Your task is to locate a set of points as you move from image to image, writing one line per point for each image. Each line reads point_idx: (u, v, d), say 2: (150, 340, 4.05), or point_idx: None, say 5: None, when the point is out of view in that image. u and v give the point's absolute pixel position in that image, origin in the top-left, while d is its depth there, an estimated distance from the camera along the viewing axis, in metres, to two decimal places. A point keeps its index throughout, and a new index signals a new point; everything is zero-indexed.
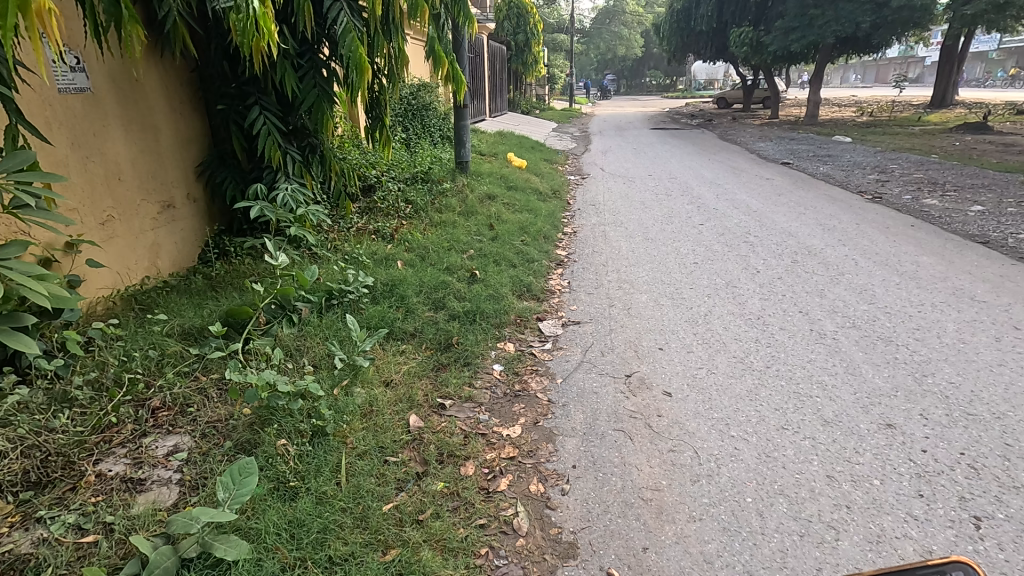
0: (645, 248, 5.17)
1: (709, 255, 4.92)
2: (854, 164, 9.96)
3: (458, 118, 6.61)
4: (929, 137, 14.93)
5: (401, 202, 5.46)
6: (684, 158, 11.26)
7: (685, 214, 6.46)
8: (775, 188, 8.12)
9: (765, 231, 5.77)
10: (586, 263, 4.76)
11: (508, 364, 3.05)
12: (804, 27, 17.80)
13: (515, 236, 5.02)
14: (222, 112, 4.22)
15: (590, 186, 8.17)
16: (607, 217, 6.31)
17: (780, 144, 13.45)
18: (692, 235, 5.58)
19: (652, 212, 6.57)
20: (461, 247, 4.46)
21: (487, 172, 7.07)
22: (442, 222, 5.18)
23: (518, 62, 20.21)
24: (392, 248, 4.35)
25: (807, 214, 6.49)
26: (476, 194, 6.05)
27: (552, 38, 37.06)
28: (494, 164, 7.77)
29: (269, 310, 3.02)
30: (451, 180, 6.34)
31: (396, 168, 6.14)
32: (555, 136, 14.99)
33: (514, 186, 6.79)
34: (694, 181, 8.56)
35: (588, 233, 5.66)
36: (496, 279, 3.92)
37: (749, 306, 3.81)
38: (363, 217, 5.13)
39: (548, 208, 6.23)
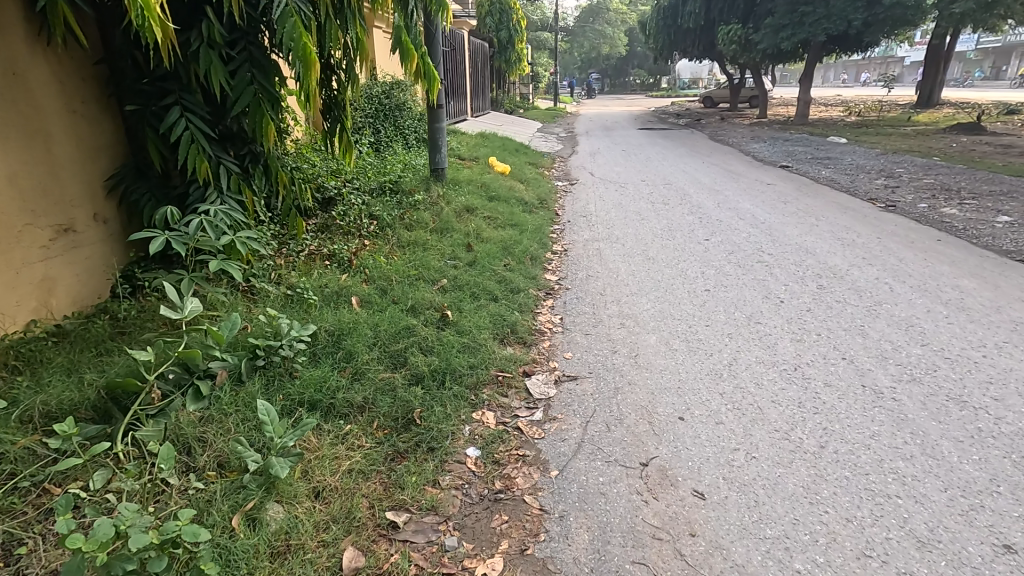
0: (648, 270, 4.48)
1: (722, 280, 4.24)
2: (857, 167, 9.37)
3: (432, 120, 5.87)
4: (925, 138, 14.49)
5: (364, 218, 4.73)
6: (678, 161, 10.61)
7: (688, 227, 5.78)
8: (780, 196, 7.50)
9: (779, 247, 5.11)
10: (580, 292, 4.05)
11: (486, 448, 2.33)
12: (794, 25, 17.31)
13: (496, 258, 4.29)
14: (136, 113, 3.44)
15: (579, 194, 7.47)
16: (600, 232, 5.61)
17: (775, 145, 12.88)
18: (698, 253, 4.90)
19: (650, 225, 5.88)
20: (431, 276, 3.73)
21: (467, 180, 6.33)
22: (412, 243, 4.45)
23: (500, 59, 19.48)
24: (347, 279, 3.62)
25: (821, 226, 5.85)
26: (453, 206, 5.32)
27: (537, 35, 36.38)
28: (474, 171, 7.03)
29: (166, 381, 2.27)
30: (425, 190, 5.61)
31: (361, 176, 5.39)
32: (540, 137, 14.28)
33: (496, 196, 6.05)
34: (692, 187, 7.91)
35: (580, 252, 4.96)
36: (472, 319, 3.19)
37: (781, 352, 3.13)
38: (318, 237, 4.38)
39: (534, 222, 5.51)
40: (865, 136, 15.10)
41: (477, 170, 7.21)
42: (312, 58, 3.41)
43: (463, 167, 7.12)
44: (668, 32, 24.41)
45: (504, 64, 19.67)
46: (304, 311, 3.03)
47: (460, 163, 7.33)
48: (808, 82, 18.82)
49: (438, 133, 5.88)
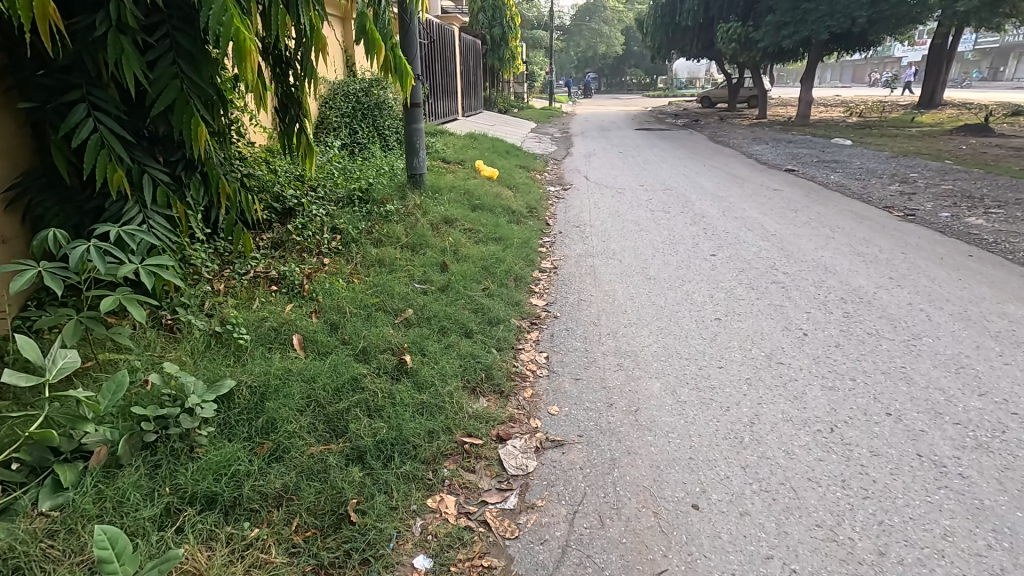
0: (649, 294, 3.92)
1: (734, 307, 3.68)
2: (867, 172, 8.82)
3: (408, 121, 5.29)
4: (932, 140, 14.00)
5: (326, 232, 4.17)
6: (677, 164, 10.08)
7: (692, 240, 5.22)
8: (788, 203, 6.94)
9: (794, 264, 4.57)
10: (570, 321, 3.49)
11: (440, 556, 1.77)
12: (796, 22, 16.76)
13: (475, 280, 3.73)
14: (36, 112, 2.85)
15: (573, 201, 6.92)
16: (594, 245, 5.05)
17: (778, 147, 12.35)
18: (705, 273, 4.35)
19: (649, 236, 5.32)
20: (395, 305, 3.16)
21: (449, 187, 5.76)
22: (379, 262, 3.89)
23: (493, 57, 18.90)
24: (293, 311, 3.04)
25: (837, 239, 5.30)
26: (430, 217, 4.76)
27: (532, 34, 35.77)
28: (457, 177, 6.47)
29: (11, 473, 1.68)
30: (399, 199, 5.05)
31: (327, 184, 4.82)
32: (533, 137, 13.73)
33: (479, 205, 5.48)
34: (693, 194, 7.36)
35: (572, 270, 4.41)
36: (438, 364, 2.63)
37: (812, 406, 2.58)
38: (270, 256, 3.81)
39: (521, 234, 4.96)
40: (870, 137, 14.57)
41: (461, 175, 6.64)
42: (249, 45, 2.83)
43: (446, 173, 6.56)
44: (665, 31, 23.84)
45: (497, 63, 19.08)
46: (228, 361, 2.46)
47: (442, 168, 6.77)
48: (810, 81, 18.30)
49: (416, 135, 5.31)
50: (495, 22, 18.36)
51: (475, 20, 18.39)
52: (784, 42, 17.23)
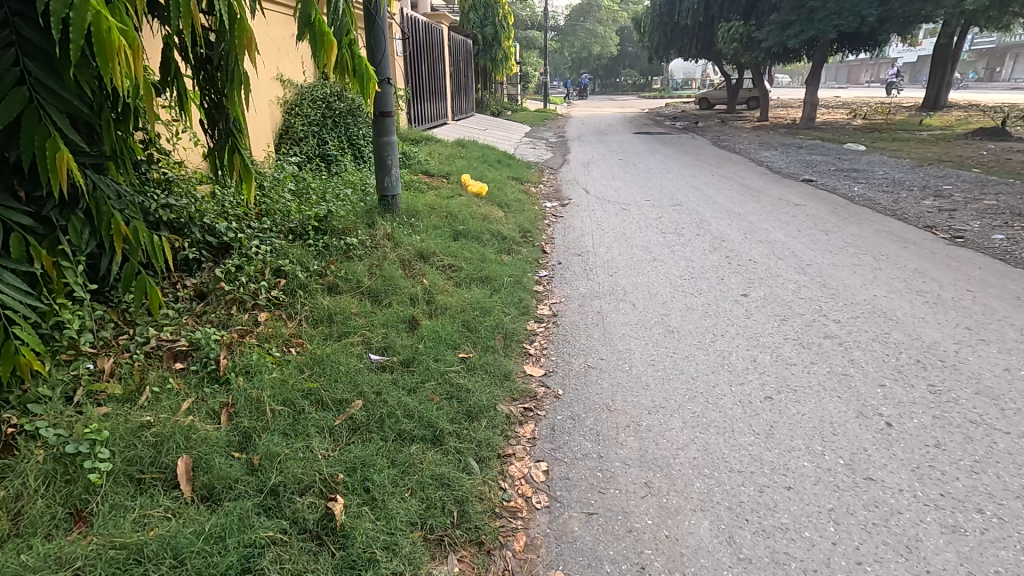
0: (675, 355, 3.09)
1: (786, 379, 2.86)
2: (894, 182, 8.03)
3: (376, 133, 4.44)
4: (948, 145, 13.25)
5: (267, 277, 3.31)
6: (684, 173, 9.28)
7: (715, 273, 4.40)
8: (816, 222, 6.13)
9: (845, 309, 3.75)
10: (575, 403, 2.65)
11: None
12: (802, 21, 16.00)
13: (452, 343, 2.90)
14: None
15: (572, 220, 6.10)
16: (600, 282, 4.23)
17: (789, 153, 11.57)
18: (739, 322, 3.53)
19: (665, 269, 4.50)
20: (338, 395, 2.32)
21: (427, 209, 4.91)
22: (329, 319, 3.04)
23: (485, 58, 18.08)
24: (193, 409, 2.19)
25: (887, 272, 4.48)
26: (401, 250, 3.93)
27: (525, 34, 34.98)
28: (439, 196, 5.63)
29: None
30: (366, 227, 4.20)
31: (275, 213, 3.96)
32: (528, 143, 12.92)
33: (462, 232, 4.64)
34: (707, 211, 6.55)
35: (575, 319, 3.59)
36: (389, 511, 1.78)
37: (939, 569, 1.75)
38: (188, 312, 2.95)
39: (512, 270, 4.12)
40: (883, 142, 13.83)
41: (443, 193, 5.78)
42: (119, 38, 1.96)
43: (427, 191, 5.72)
44: (663, 30, 23.08)
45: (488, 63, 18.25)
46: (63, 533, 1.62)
47: (423, 185, 5.93)
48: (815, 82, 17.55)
49: (388, 147, 4.46)
50: (486, 22, 17.53)
51: (466, 18, 17.55)
52: (788, 42, 16.47)
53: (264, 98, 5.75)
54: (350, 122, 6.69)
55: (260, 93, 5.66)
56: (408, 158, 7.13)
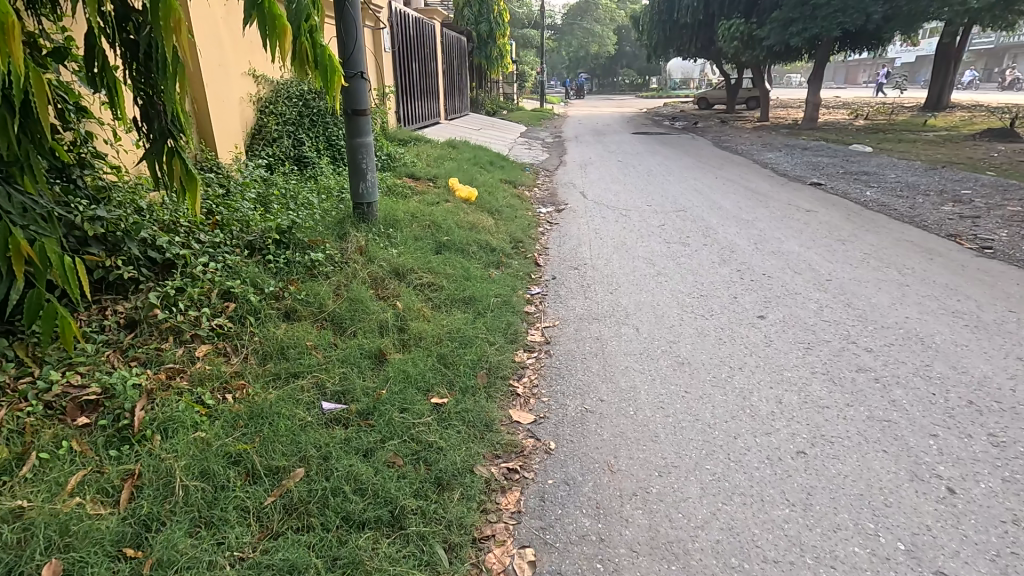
0: (687, 395, 2.64)
1: (819, 426, 2.42)
2: (908, 186, 7.61)
3: (348, 135, 3.98)
4: (956, 146, 12.86)
5: (212, 301, 2.84)
6: (686, 176, 8.86)
7: (726, 291, 3.96)
8: (830, 230, 5.70)
9: (877, 335, 3.31)
10: (570, 462, 2.21)
11: None
12: (805, 19, 15.58)
13: (425, 383, 2.45)
14: None
15: (569, 228, 5.66)
16: (599, 302, 3.78)
17: (793, 154, 11.16)
18: (758, 352, 3.09)
19: (671, 285, 4.05)
20: (274, 463, 1.87)
21: (408, 218, 4.45)
22: (281, 354, 2.59)
23: (479, 56, 17.62)
24: (89, 485, 1.74)
25: (916, 288, 4.05)
26: (374, 266, 3.47)
27: (522, 33, 34.54)
28: (423, 202, 5.17)
29: None
30: (335, 240, 3.74)
31: (232, 226, 3.51)
32: (523, 143, 12.48)
33: (446, 243, 4.18)
34: (713, 218, 6.11)
35: (570, 347, 3.14)
36: None
37: None
38: (112, 347, 2.49)
39: (500, 289, 3.67)
40: (888, 143, 13.42)
41: (428, 199, 5.33)
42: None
43: (410, 197, 5.26)
44: (662, 28, 22.63)
45: (483, 61, 17.80)
46: None
47: (407, 190, 5.47)
48: (818, 82, 17.14)
49: (363, 150, 4.00)
50: (481, 18, 17.06)
51: (460, 15, 17.08)
52: (790, 40, 16.05)
53: (233, 96, 5.29)
54: (330, 122, 6.24)
55: (229, 90, 5.22)
56: (394, 161, 6.67)
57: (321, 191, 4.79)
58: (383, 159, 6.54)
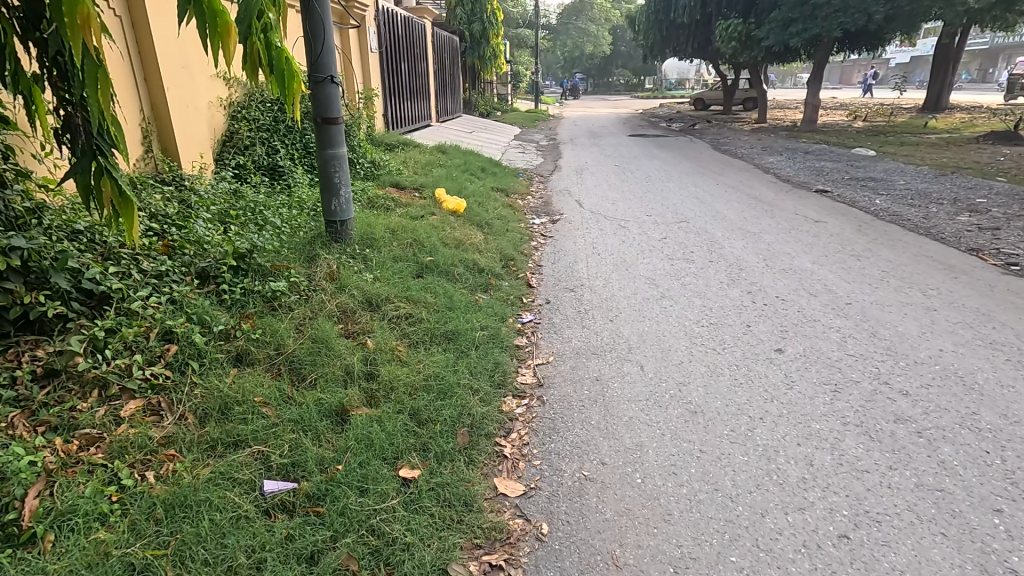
0: (702, 457, 2.26)
1: (860, 499, 2.04)
2: (920, 194, 7.27)
3: (319, 147, 3.58)
4: (961, 149, 12.56)
5: (150, 344, 2.43)
6: (686, 182, 8.50)
7: (738, 318, 3.59)
8: (843, 243, 5.34)
9: (911, 373, 2.94)
10: (566, 552, 1.82)
11: None
12: (805, 19, 15.25)
13: (394, 451, 2.06)
14: None
15: (564, 242, 5.28)
16: (598, 332, 3.40)
17: (796, 159, 10.82)
18: (780, 397, 2.71)
19: (676, 312, 3.68)
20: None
21: (388, 237, 4.05)
22: (225, 412, 2.19)
23: (472, 56, 17.20)
24: None
25: (945, 314, 3.69)
26: (344, 296, 3.09)
27: (517, 33, 34.17)
28: (406, 217, 4.78)
29: None
30: (302, 265, 3.35)
31: (185, 250, 3.09)
32: (518, 147, 12.10)
33: (428, 266, 3.78)
34: (718, 230, 5.74)
35: (566, 391, 2.76)
36: None
37: None
38: (20, 406, 2.06)
39: (488, 319, 3.28)
40: (891, 146, 13.11)
41: (412, 212, 4.93)
42: None
43: (392, 211, 4.87)
44: (658, 28, 22.25)
45: (476, 61, 17.38)
46: None
47: (390, 204, 5.08)
48: (817, 84, 16.82)
49: (334, 162, 3.60)
50: (474, 18, 16.64)
51: (452, 14, 16.65)
52: (790, 41, 15.72)
53: (200, 100, 4.87)
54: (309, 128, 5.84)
55: (196, 94, 4.81)
56: (377, 170, 6.27)
57: (293, 208, 4.38)
58: (366, 168, 6.13)
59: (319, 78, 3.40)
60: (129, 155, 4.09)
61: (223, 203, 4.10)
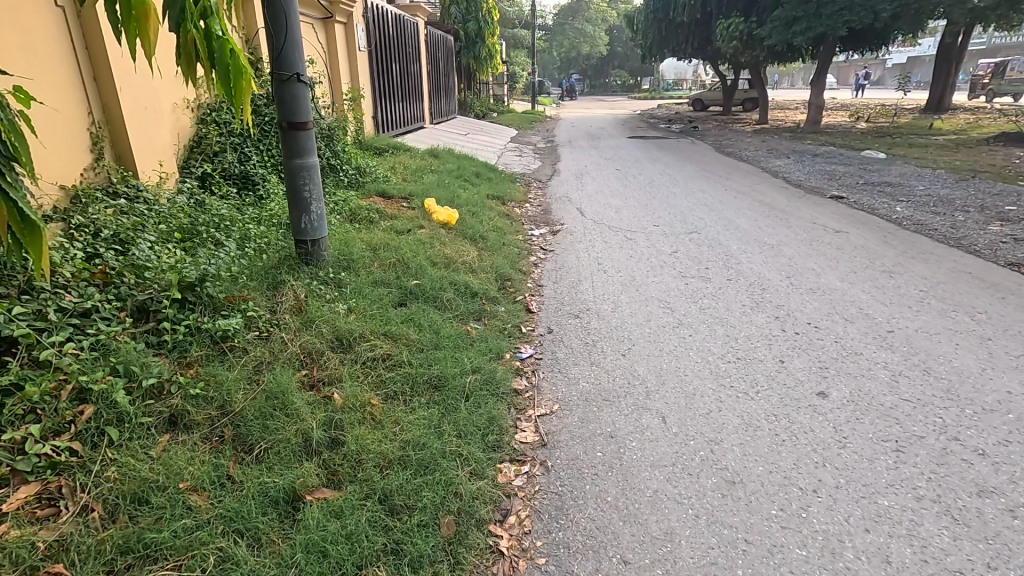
0: (749, 552, 1.80)
1: None
2: (942, 201, 6.84)
3: (284, 157, 3.09)
4: (973, 151, 12.15)
5: (58, 406, 1.90)
6: (692, 188, 8.06)
7: (769, 352, 3.13)
8: (870, 257, 4.89)
9: (984, 425, 2.47)
10: None
11: None
12: (809, 18, 14.84)
13: (354, 560, 1.59)
14: None
15: (565, 257, 4.82)
16: (609, 370, 2.93)
17: (804, 162, 10.40)
18: (834, 460, 2.24)
19: (696, 344, 3.21)
20: None
21: (368, 256, 3.58)
22: (142, 503, 1.71)
23: (467, 56, 16.76)
24: None
25: (1004, 344, 3.23)
26: (309, 334, 2.61)
27: (513, 33, 33.75)
28: (390, 231, 4.31)
29: None
30: (263, 295, 2.86)
31: (122, 279, 2.60)
32: (514, 150, 11.66)
33: (413, 291, 3.31)
34: (733, 242, 5.28)
35: (574, 453, 2.28)
36: None
37: None
38: None
39: (481, 358, 2.81)
40: (899, 148, 12.70)
41: (398, 225, 4.46)
42: None
43: (376, 225, 4.40)
44: (657, 27, 21.83)
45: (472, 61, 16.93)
46: None
47: (373, 216, 4.60)
48: (821, 84, 16.41)
49: (304, 172, 3.12)
50: (468, 17, 16.20)
51: (446, 13, 16.21)
52: (793, 40, 15.32)
53: (161, 103, 4.36)
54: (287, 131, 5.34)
55: (157, 95, 4.30)
56: (362, 177, 5.79)
57: (262, 224, 3.91)
58: (349, 175, 5.65)
59: (284, 75, 2.91)
60: (74, 164, 3.58)
61: (181, 218, 3.61)
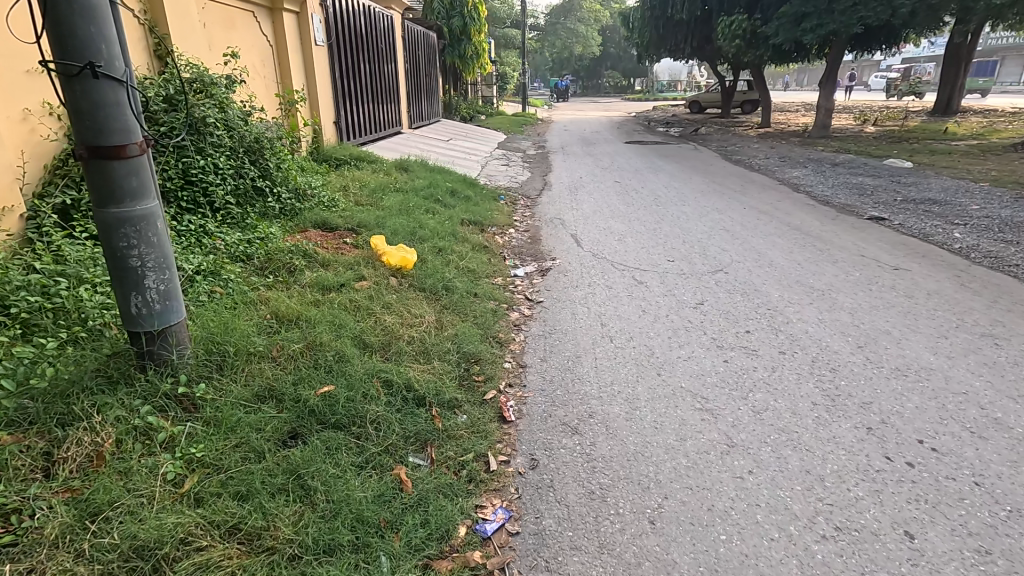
0: None
1: None
2: (1009, 225, 5.71)
3: (94, 205, 1.86)
4: (1005, 159, 11.07)
5: None
6: (705, 207, 6.91)
7: (882, 513, 1.96)
8: (957, 311, 3.73)
9: None
10: None
11: None
12: (820, 12, 13.74)
13: None
14: None
15: (558, 314, 3.63)
16: (630, 566, 1.74)
17: (826, 173, 9.28)
18: None
19: (763, 496, 2.04)
20: None
21: (257, 344, 2.36)
22: None
23: (452, 55, 15.56)
24: None
25: None
26: (78, 552, 1.41)
27: (503, 33, 32.70)
28: (311, 290, 3.10)
29: None
30: (29, 454, 1.65)
31: None
32: (501, 159, 10.48)
33: (316, 409, 2.10)
34: (773, 288, 4.11)
35: None
36: None
37: None
38: None
39: (407, 561, 1.62)
40: (923, 155, 11.61)
41: (328, 277, 3.25)
42: None
43: (294, 280, 3.20)
44: (654, 26, 20.74)
45: (457, 60, 15.72)
46: None
47: (295, 263, 3.40)
48: (832, 84, 15.33)
49: (129, 226, 1.88)
50: (452, 13, 15.04)
51: (429, 8, 15.04)
52: (803, 37, 14.21)
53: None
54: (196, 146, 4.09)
55: None
56: (300, 204, 4.59)
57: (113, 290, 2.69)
58: (280, 204, 4.46)
59: (74, 68, 1.70)
60: None
61: None
